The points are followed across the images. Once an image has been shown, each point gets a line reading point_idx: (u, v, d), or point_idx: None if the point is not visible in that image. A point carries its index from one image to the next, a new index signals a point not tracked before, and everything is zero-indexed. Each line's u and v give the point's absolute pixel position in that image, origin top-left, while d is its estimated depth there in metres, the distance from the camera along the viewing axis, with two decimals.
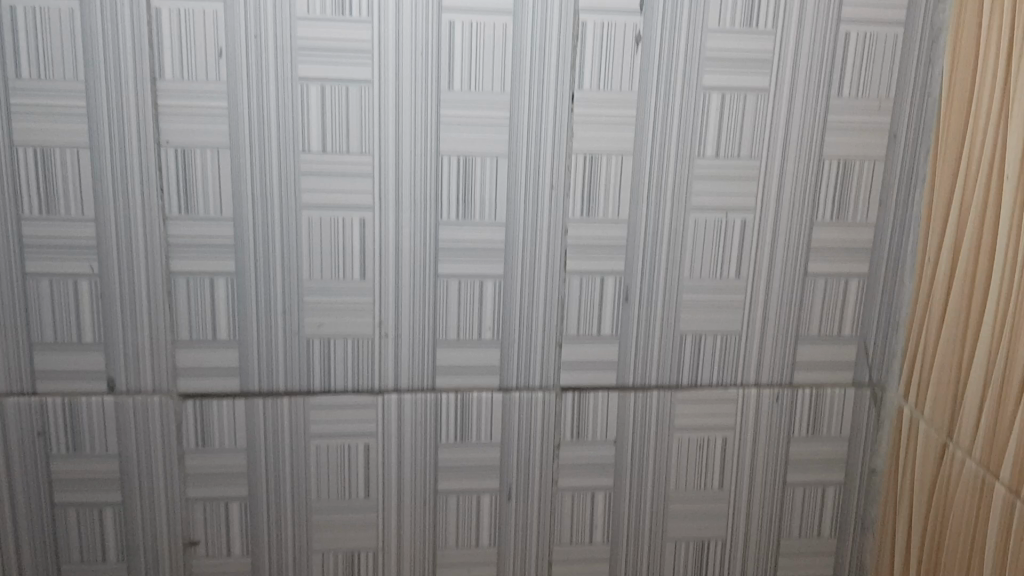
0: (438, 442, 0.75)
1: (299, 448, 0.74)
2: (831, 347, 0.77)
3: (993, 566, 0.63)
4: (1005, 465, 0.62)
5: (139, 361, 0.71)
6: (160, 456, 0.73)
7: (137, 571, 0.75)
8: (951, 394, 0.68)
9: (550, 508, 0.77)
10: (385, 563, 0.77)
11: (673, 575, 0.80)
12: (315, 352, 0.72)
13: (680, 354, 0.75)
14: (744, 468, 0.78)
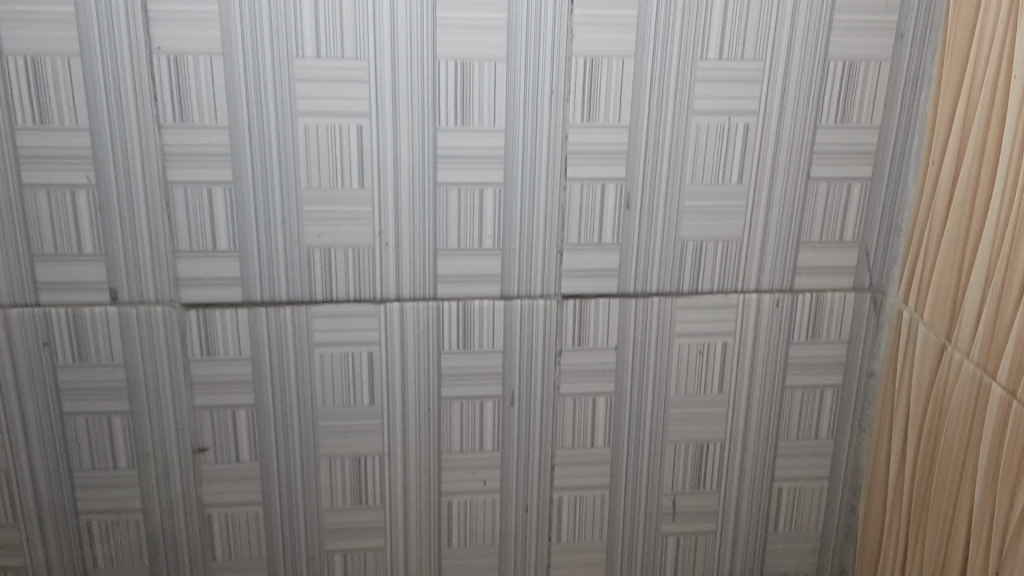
0: (441, 350, 0.75)
1: (303, 356, 0.75)
2: (833, 252, 0.77)
3: (987, 463, 0.64)
4: (1003, 365, 0.62)
5: (141, 272, 0.72)
6: (166, 365, 0.74)
7: (148, 476, 0.77)
8: (951, 297, 0.68)
9: (553, 412, 0.78)
10: (391, 467, 0.79)
11: (673, 476, 0.81)
12: (315, 261, 0.72)
13: (681, 261, 0.75)
14: (744, 372, 0.79)
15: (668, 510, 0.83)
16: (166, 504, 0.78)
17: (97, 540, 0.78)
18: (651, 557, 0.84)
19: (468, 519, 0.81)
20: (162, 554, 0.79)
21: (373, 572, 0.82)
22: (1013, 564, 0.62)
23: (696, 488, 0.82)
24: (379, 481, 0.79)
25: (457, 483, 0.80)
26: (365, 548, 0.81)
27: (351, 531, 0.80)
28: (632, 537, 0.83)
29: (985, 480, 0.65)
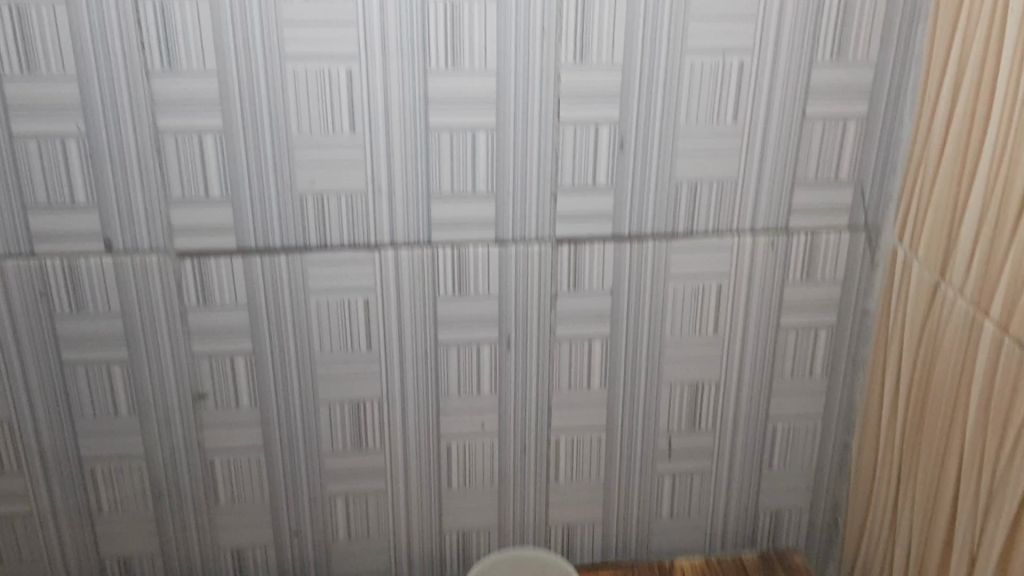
0: (437, 295, 0.76)
1: (300, 303, 0.75)
2: (828, 192, 0.76)
3: (979, 399, 0.65)
4: (997, 302, 0.63)
5: (135, 221, 0.72)
6: (163, 314, 0.74)
7: (149, 423, 0.78)
8: (945, 236, 0.69)
9: (549, 356, 0.79)
10: (389, 412, 0.80)
11: (669, 417, 0.82)
12: (309, 209, 0.72)
13: (676, 203, 0.75)
14: (739, 313, 0.79)
15: (665, 450, 0.84)
16: (168, 450, 0.79)
17: (102, 487, 0.79)
18: (648, 496, 0.85)
19: (466, 462, 0.82)
20: (167, 499, 0.81)
21: (374, 514, 0.83)
22: (1004, 496, 0.63)
23: (692, 428, 0.83)
24: (378, 425, 0.80)
25: (455, 426, 0.80)
26: (365, 491, 0.82)
27: (352, 475, 0.82)
28: (629, 476, 0.84)
29: (977, 415, 0.66)
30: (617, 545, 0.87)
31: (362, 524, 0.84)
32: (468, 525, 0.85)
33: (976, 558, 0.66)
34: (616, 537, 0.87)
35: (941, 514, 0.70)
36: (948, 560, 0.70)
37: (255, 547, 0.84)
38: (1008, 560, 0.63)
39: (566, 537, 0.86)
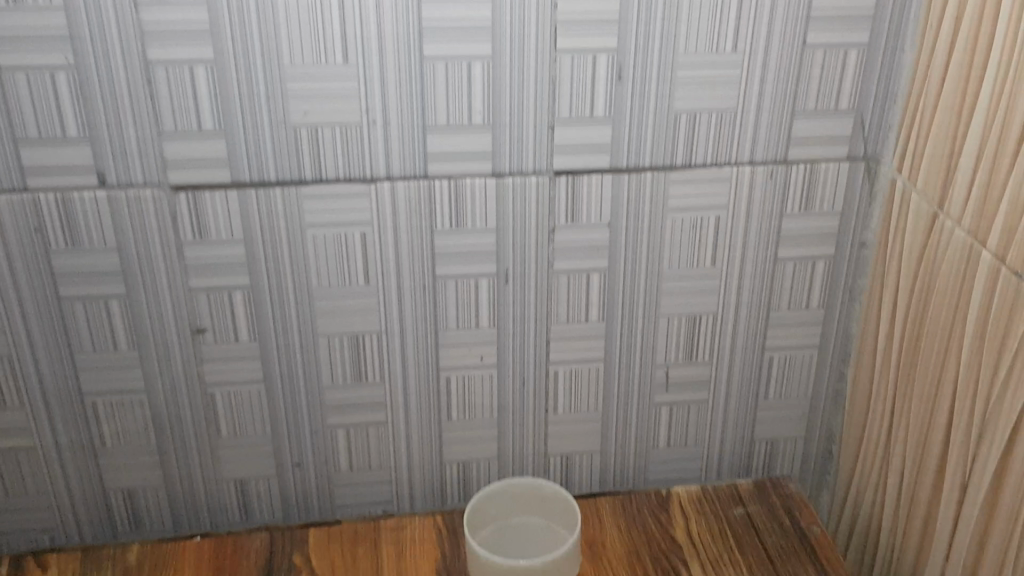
0: (434, 228, 0.75)
1: (296, 237, 0.75)
2: (828, 122, 0.75)
3: (974, 329, 0.66)
4: (994, 231, 0.63)
5: (128, 156, 0.71)
6: (160, 248, 0.74)
7: (149, 358, 0.78)
8: (944, 166, 0.68)
9: (547, 289, 0.79)
10: (388, 345, 0.80)
11: (666, 349, 0.83)
12: (303, 141, 0.71)
13: (674, 135, 0.74)
14: (737, 245, 0.79)
15: (662, 381, 0.84)
16: (169, 384, 0.79)
17: (104, 421, 0.80)
18: (645, 427, 0.86)
19: (465, 394, 0.83)
20: (169, 432, 0.82)
21: (375, 446, 0.84)
22: (996, 424, 0.64)
23: (689, 359, 0.84)
24: (377, 358, 0.80)
25: (454, 359, 0.81)
26: (366, 423, 0.83)
27: (352, 407, 0.82)
28: (626, 407, 0.85)
29: (971, 345, 0.66)
30: (615, 474, 0.89)
31: (363, 456, 0.85)
32: (468, 456, 0.86)
33: (967, 485, 0.68)
34: (614, 466, 0.88)
35: (933, 442, 0.71)
36: (940, 486, 0.71)
37: (258, 479, 0.85)
38: (999, 486, 0.64)
39: (564, 466, 0.87)
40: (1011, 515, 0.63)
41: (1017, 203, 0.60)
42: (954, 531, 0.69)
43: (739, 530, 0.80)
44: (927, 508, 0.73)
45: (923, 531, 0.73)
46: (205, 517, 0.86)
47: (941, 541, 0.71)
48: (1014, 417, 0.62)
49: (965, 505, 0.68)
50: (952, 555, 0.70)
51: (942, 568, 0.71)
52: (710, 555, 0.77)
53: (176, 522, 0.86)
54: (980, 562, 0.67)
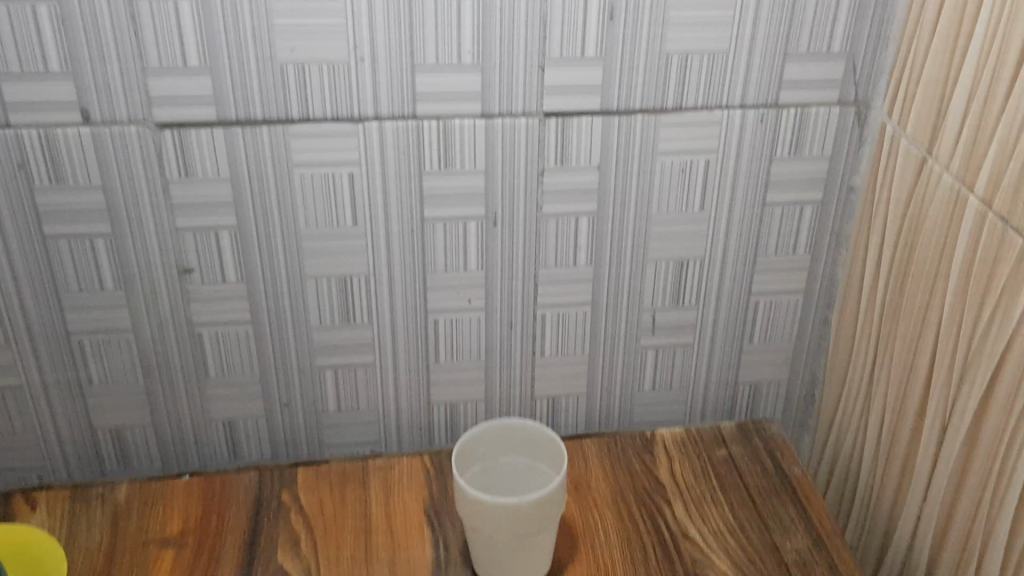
0: (423, 169, 0.75)
1: (283, 176, 0.74)
2: (820, 66, 0.75)
3: (959, 274, 0.67)
4: (982, 176, 0.63)
5: (111, 91, 0.70)
6: (145, 187, 0.73)
7: (135, 297, 0.78)
8: (935, 110, 0.68)
9: (535, 232, 0.79)
10: (376, 287, 0.80)
11: (654, 293, 0.83)
12: (290, 79, 0.70)
13: (665, 77, 0.73)
14: (726, 190, 0.79)
15: (648, 325, 0.85)
16: (156, 324, 0.79)
17: (91, 360, 0.80)
18: (631, 370, 0.87)
19: (453, 337, 0.83)
20: (156, 372, 0.82)
21: (363, 387, 0.85)
22: (977, 367, 0.65)
23: (676, 303, 0.84)
24: (365, 300, 0.80)
25: (442, 302, 0.81)
26: (354, 364, 0.83)
27: (340, 349, 0.82)
28: (613, 350, 0.86)
29: (955, 291, 0.67)
30: (601, 416, 0.90)
31: (350, 398, 0.85)
32: (455, 398, 0.86)
33: (947, 426, 0.69)
34: (600, 409, 0.89)
35: (914, 385, 0.73)
36: (920, 428, 0.72)
37: (246, 419, 0.85)
38: (977, 427, 0.66)
39: (551, 408, 0.88)
40: (989, 456, 0.65)
41: (1006, 148, 0.61)
42: (933, 472, 0.71)
43: (722, 471, 0.81)
44: (907, 449, 0.74)
45: (902, 472, 0.75)
46: (194, 456, 0.87)
47: (919, 482, 0.73)
48: (995, 360, 0.63)
49: (944, 446, 0.69)
50: (929, 495, 0.72)
51: (919, 508, 0.73)
52: (693, 496, 0.79)
53: (165, 461, 0.87)
54: (957, 502, 0.68)
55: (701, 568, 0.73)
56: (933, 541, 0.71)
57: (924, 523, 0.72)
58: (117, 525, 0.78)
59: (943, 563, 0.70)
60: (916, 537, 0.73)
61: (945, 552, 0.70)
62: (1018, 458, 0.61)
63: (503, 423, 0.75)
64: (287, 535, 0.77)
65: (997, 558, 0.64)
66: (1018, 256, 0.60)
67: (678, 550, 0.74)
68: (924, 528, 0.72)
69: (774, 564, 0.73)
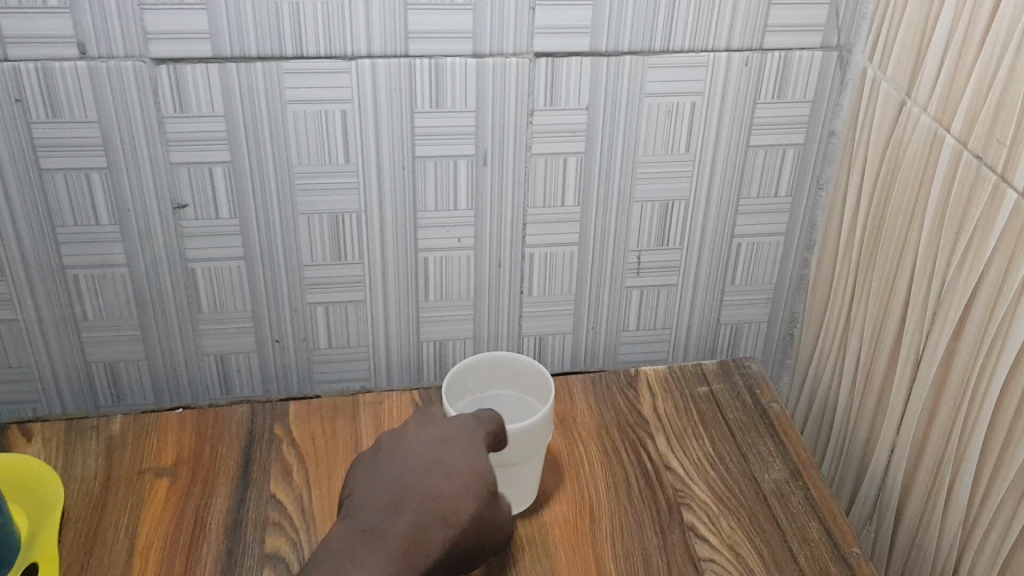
0: (414, 108, 0.76)
1: (277, 114, 0.75)
2: (805, 11, 0.76)
3: (935, 211, 0.69)
4: (959, 115, 0.65)
5: (108, 25, 0.70)
6: (141, 122, 0.74)
7: (130, 232, 0.79)
8: (914, 53, 0.70)
9: (525, 172, 0.81)
10: (368, 224, 0.81)
11: (639, 234, 0.85)
12: (284, 16, 0.71)
13: (653, 19, 0.74)
14: (711, 132, 0.81)
15: (634, 266, 0.87)
16: (149, 259, 0.81)
17: (86, 294, 0.82)
18: (616, 310, 0.90)
19: (443, 275, 0.85)
20: (150, 307, 0.83)
21: (353, 324, 0.87)
22: (950, 302, 0.67)
23: (660, 245, 0.86)
24: (357, 237, 0.82)
25: (432, 241, 0.83)
26: (344, 301, 0.85)
27: (331, 285, 0.84)
28: (598, 290, 0.88)
29: (930, 229, 0.69)
30: (586, 353, 0.93)
31: (341, 334, 0.87)
32: (445, 335, 0.89)
33: (920, 360, 0.71)
34: (584, 346, 0.92)
35: (890, 321, 0.75)
36: (894, 361, 0.75)
37: (238, 354, 0.87)
38: (950, 361, 0.68)
39: (538, 345, 0.91)
40: (959, 389, 0.67)
41: (983, 86, 0.63)
42: (906, 404, 0.74)
43: (704, 406, 0.84)
44: (882, 384, 0.77)
45: (877, 405, 0.78)
46: (186, 390, 0.89)
47: (893, 415, 0.75)
48: (966, 295, 0.66)
49: (918, 379, 0.72)
50: (902, 427, 0.74)
51: (893, 439, 0.76)
52: (675, 430, 0.81)
53: (157, 394, 0.89)
54: (928, 433, 0.71)
55: (681, 497, 0.75)
56: (906, 472, 0.74)
57: (897, 453, 0.75)
58: (112, 455, 0.79)
59: (914, 492, 0.73)
60: (889, 467, 0.76)
61: (916, 482, 0.73)
62: (987, 390, 0.64)
63: (499, 356, 0.77)
64: (279, 467, 0.78)
65: (966, 488, 0.67)
66: (992, 191, 0.62)
67: (660, 480, 0.77)
68: (897, 460, 0.75)
69: (753, 494, 0.76)
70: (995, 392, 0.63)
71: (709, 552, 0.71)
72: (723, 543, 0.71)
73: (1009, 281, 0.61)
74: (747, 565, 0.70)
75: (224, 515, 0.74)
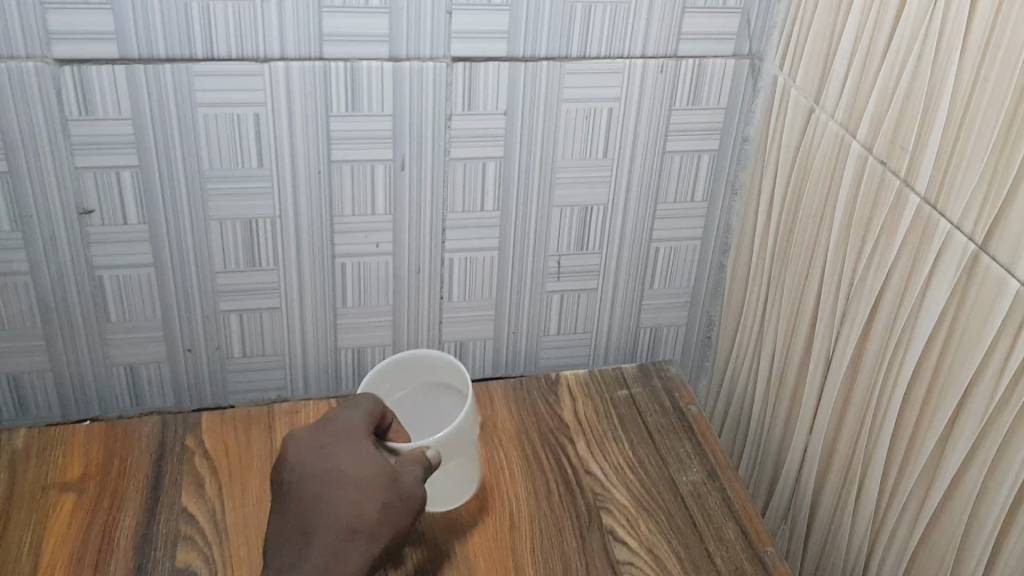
0: (330, 112, 0.75)
1: (187, 117, 0.73)
2: (718, 18, 0.77)
3: (842, 216, 0.70)
4: (865, 121, 0.67)
5: (7, 24, 0.67)
6: (43, 124, 0.72)
7: (33, 239, 0.76)
8: (822, 60, 0.72)
9: (443, 177, 0.80)
10: (283, 230, 0.80)
11: (559, 238, 0.86)
12: (194, 17, 0.69)
13: (569, 24, 0.75)
14: (628, 137, 0.81)
15: (554, 270, 0.88)
16: (54, 266, 0.78)
17: None
18: (536, 314, 0.90)
19: (361, 280, 0.84)
20: (56, 316, 0.80)
21: (268, 331, 0.85)
22: (858, 304, 0.69)
23: (580, 249, 0.87)
24: (271, 243, 0.80)
25: (350, 246, 0.82)
26: (259, 308, 0.84)
27: (244, 292, 0.83)
28: (519, 294, 0.88)
29: (838, 232, 0.71)
30: (506, 358, 0.93)
31: (256, 341, 0.86)
32: (363, 342, 0.88)
33: (831, 361, 0.73)
34: (505, 350, 0.92)
35: (802, 323, 0.77)
36: (806, 362, 0.76)
37: (149, 364, 0.85)
38: (858, 361, 0.69)
39: (458, 350, 0.91)
40: (867, 390, 0.69)
41: (887, 92, 0.64)
42: (818, 405, 0.75)
43: (623, 410, 0.84)
44: (795, 386, 0.78)
45: (791, 405, 0.79)
46: (94, 401, 0.86)
47: (805, 417, 0.77)
48: (873, 298, 0.67)
49: (827, 381, 0.73)
50: (814, 427, 0.76)
51: (806, 439, 0.77)
52: (595, 434, 0.82)
53: (64, 406, 0.86)
54: (838, 433, 0.73)
55: (601, 501, 0.75)
56: (818, 471, 0.76)
57: (810, 453, 0.77)
58: (16, 470, 0.76)
59: (826, 491, 0.75)
60: (802, 466, 0.78)
61: (828, 482, 0.74)
62: (893, 389, 0.65)
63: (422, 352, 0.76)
64: (191, 480, 0.76)
65: (874, 486, 0.68)
66: (896, 196, 0.64)
67: (580, 484, 0.77)
68: (810, 459, 0.77)
69: (671, 497, 0.76)
70: (901, 393, 0.65)
71: (628, 555, 0.71)
72: (641, 546, 0.72)
73: (912, 285, 0.63)
74: (664, 568, 0.70)
75: (134, 530, 0.72)
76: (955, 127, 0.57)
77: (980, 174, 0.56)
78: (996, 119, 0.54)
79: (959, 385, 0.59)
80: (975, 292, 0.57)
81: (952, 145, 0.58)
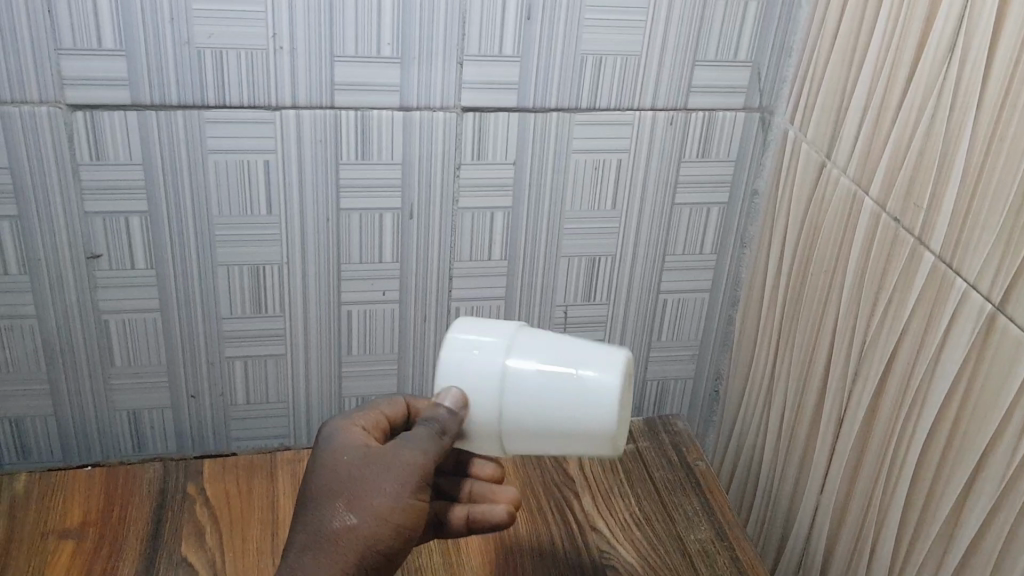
0: (339, 161, 0.75)
1: (197, 164, 0.74)
2: (728, 72, 0.77)
3: (853, 272, 0.70)
4: (877, 177, 0.67)
5: (22, 69, 0.68)
6: (54, 169, 0.72)
7: (40, 282, 0.76)
8: (833, 115, 0.72)
9: (452, 226, 0.80)
10: (290, 276, 0.80)
11: (565, 288, 0.85)
12: (207, 65, 0.70)
13: (580, 76, 0.75)
14: (636, 189, 0.81)
15: (560, 319, 0.87)
16: (60, 309, 0.78)
17: None
18: None
19: (367, 327, 0.84)
20: (61, 359, 0.80)
21: (273, 377, 0.85)
22: (870, 362, 0.68)
23: (587, 299, 0.86)
24: (277, 289, 0.80)
25: (355, 294, 0.82)
26: (263, 354, 0.83)
27: (250, 337, 0.82)
28: None
29: (850, 288, 0.70)
30: None
31: (260, 388, 0.85)
32: (368, 390, 0.87)
33: (843, 420, 0.72)
34: None
35: (813, 377, 0.76)
36: (818, 419, 0.75)
37: (152, 410, 0.84)
38: (870, 420, 0.68)
39: None
40: (879, 450, 0.67)
41: (899, 150, 0.64)
42: (829, 463, 0.74)
43: (631, 465, 0.84)
44: (806, 442, 0.77)
45: (802, 462, 0.78)
46: (95, 445, 0.85)
47: (816, 476, 0.76)
48: (886, 356, 0.66)
49: (840, 438, 0.72)
50: (826, 486, 0.74)
51: (817, 498, 0.76)
52: (601, 489, 0.81)
53: (65, 450, 0.85)
54: (850, 493, 0.71)
55: (606, 558, 0.74)
56: (829, 531, 0.74)
57: (821, 512, 0.75)
58: (14, 515, 0.75)
59: (838, 553, 0.73)
60: (813, 525, 0.76)
61: (840, 543, 0.73)
62: (907, 449, 0.64)
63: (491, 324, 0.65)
64: (191, 528, 0.75)
65: (887, 549, 0.67)
66: (910, 253, 0.63)
67: (585, 541, 0.75)
68: (821, 519, 0.75)
69: (678, 555, 0.75)
70: (915, 454, 0.63)
71: None
72: None
73: (927, 344, 0.62)
74: None
75: None
76: (971, 184, 0.57)
77: (995, 234, 0.55)
78: (1014, 176, 0.53)
79: (978, 445, 0.57)
80: (993, 352, 0.56)
81: (968, 203, 0.57)
